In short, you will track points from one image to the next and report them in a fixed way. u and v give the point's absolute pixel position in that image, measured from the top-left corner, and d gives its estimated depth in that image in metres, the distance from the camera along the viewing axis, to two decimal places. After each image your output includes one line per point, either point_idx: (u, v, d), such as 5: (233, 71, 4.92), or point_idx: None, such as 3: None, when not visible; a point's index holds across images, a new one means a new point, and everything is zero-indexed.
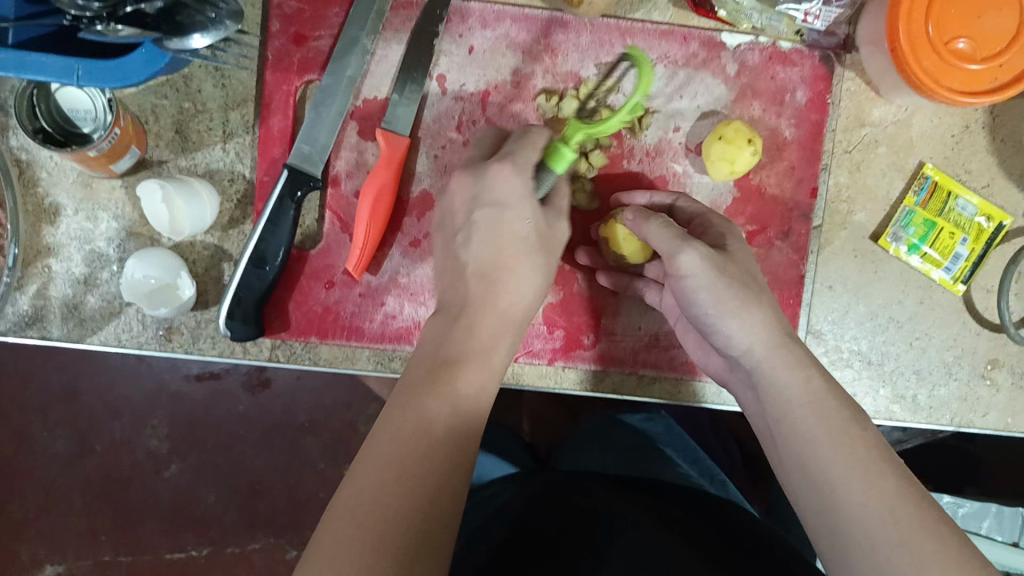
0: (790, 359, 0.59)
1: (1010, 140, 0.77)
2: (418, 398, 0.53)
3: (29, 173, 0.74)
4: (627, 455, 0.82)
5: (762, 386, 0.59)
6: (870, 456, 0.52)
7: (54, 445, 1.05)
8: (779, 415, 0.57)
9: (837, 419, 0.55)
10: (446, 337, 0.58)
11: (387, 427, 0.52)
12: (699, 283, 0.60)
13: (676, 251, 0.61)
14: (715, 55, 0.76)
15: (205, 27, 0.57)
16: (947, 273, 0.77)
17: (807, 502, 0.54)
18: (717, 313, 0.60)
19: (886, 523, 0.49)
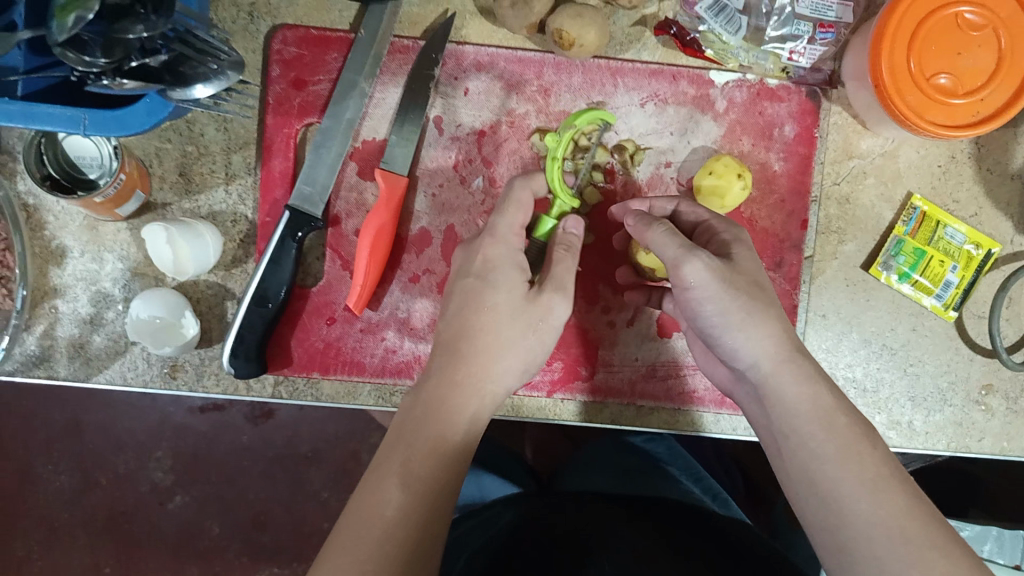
0: (800, 373, 0.58)
1: (996, 170, 0.79)
2: (404, 444, 0.56)
3: (37, 217, 0.76)
4: (628, 474, 0.82)
5: (771, 403, 0.59)
6: (880, 474, 0.53)
7: (59, 480, 1.06)
8: (790, 427, 0.57)
9: (846, 433, 0.55)
10: (440, 373, 0.61)
11: (373, 475, 0.55)
12: (707, 294, 0.59)
13: (682, 261, 0.59)
14: (705, 92, 0.78)
15: (207, 78, 0.59)
16: (938, 300, 0.78)
17: (813, 518, 0.54)
18: (727, 323, 0.59)
19: (896, 541, 0.50)
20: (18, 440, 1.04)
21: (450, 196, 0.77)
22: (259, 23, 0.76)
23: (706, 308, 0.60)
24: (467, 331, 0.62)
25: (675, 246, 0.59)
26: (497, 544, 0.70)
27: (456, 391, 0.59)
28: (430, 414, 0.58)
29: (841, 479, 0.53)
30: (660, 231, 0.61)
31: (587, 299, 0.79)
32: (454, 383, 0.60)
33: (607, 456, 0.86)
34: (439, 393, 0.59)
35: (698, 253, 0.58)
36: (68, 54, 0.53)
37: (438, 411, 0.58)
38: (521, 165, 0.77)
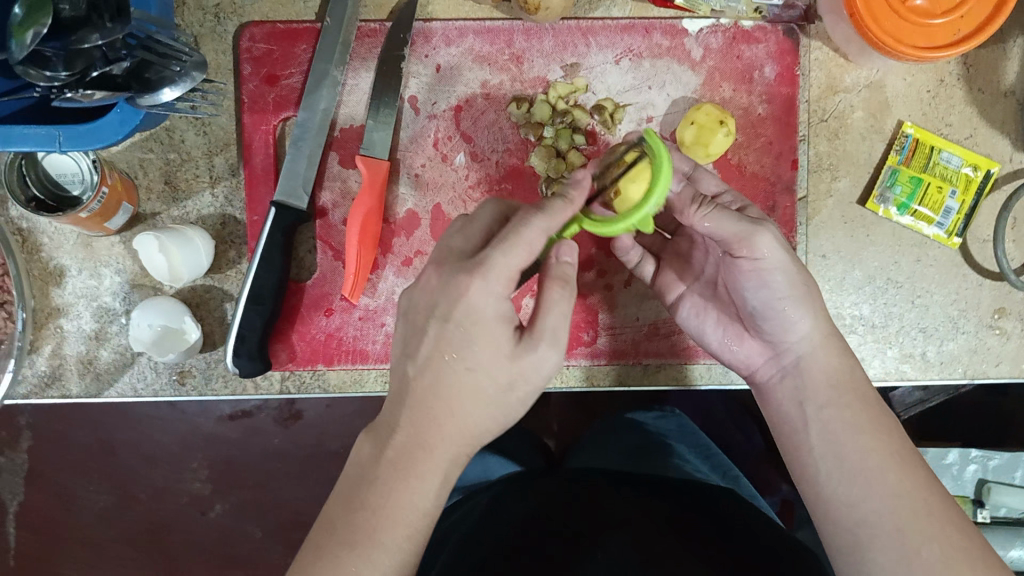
0: (841, 348, 0.61)
1: (988, 88, 0.77)
2: (370, 518, 0.52)
3: (31, 240, 0.77)
4: (636, 452, 0.82)
5: (809, 374, 0.61)
6: (905, 449, 0.57)
7: (97, 500, 1.08)
8: (826, 399, 0.60)
9: (876, 410, 0.59)
10: (409, 433, 0.54)
11: (333, 548, 0.51)
12: (773, 266, 0.59)
13: (756, 234, 0.57)
14: (679, 41, 0.76)
15: (173, 80, 0.59)
16: (941, 228, 0.76)
17: (834, 494, 0.57)
18: (784, 300, 0.60)
19: (916, 517, 0.54)
20: (53, 465, 1.07)
21: (433, 175, 0.77)
22: (226, 23, 0.77)
23: (772, 281, 0.59)
24: (441, 384, 0.54)
25: (742, 222, 0.57)
26: (494, 529, 0.68)
27: (428, 457, 0.53)
28: (399, 483, 0.53)
29: (871, 451, 0.57)
30: (713, 213, 0.58)
31: (582, 265, 0.78)
32: (429, 447, 0.54)
33: (619, 434, 0.86)
34: (409, 457, 0.53)
35: (770, 225, 0.58)
36: (29, 71, 0.54)
37: (406, 479, 0.53)
38: (501, 137, 0.77)
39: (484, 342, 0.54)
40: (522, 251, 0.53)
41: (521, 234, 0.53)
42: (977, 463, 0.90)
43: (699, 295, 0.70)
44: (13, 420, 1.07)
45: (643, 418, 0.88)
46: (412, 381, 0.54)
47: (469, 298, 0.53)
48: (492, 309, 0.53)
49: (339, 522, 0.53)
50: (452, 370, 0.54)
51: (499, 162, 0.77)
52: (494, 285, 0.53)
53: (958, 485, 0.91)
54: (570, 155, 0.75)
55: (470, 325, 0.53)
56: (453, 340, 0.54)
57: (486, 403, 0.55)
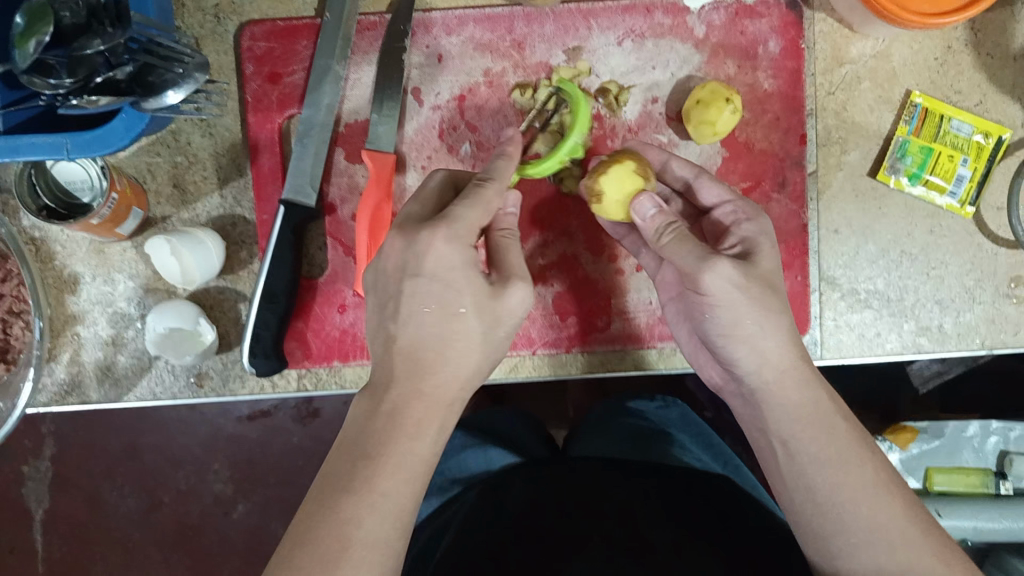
0: (800, 380, 0.60)
1: (997, 53, 0.75)
2: (368, 465, 0.52)
3: (45, 249, 0.78)
4: (635, 439, 0.83)
5: (766, 405, 0.60)
6: (880, 479, 0.57)
7: (125, 504, 1.09)
8: (790, 433, 0.59)
9: (845, 442, 0.58)
10: (405, 387, 0.55)
11: (332, 497, 0.51)
12: (720, 303, 0.59)
13: (703, 269, 0.58)
14: (681, 20, 0.76)
15: (176, 82, 0.59)
16: (953, 197, 0.75)
17: (806, 524, 0.57)
18: (729, 335, 0.60)
19: (893, 548, 0.55)
20: (81, 471, 1.09)
21: (440, 167, 0.77)
22: (226, 24, 0.77)
23: (716, 316, 0.60)
24: (422, 336, 0.56)
25: (692, 256, 0.59)
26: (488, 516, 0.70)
27: (423, 403, 0.55)
28: (398, 433, 0.53)
29: (840, 485, 0.56)
30: (671, 242, 0.61)
31: (591, 249, 0.78)
32: (423, 392, 0.55)
33: (619, 421, 0.87)
34: (405, 409, 0.54)
35: (719, 262, 0.58)
36: (34, 81, 0.54)
37: (402, 425, 0.54)
38: (506, 124, 0.77)
39: (465, 290, 0.56)
40: (483, 209, 0.58)
41: (480, 192, 0.59)
42: (998, 434, 0.88)
43: (680, 307, 0.70)
44: (37, 429, 1.08)
45: (646, 407, 0.88)
46: (395, 337, 0.56)
47: (435, 250, 0.56)
48: (462, 257, 0.56)
49: (339, 472, 0.52)
50: (428, 319, 0.56)
51: None
52: (460, 235, 0.56)
53: (980, 457, 0.89)
54: None
55: (440, 275, 0.56)
56: (427, 292, 0.56)
57: (475, 345, 0.57)
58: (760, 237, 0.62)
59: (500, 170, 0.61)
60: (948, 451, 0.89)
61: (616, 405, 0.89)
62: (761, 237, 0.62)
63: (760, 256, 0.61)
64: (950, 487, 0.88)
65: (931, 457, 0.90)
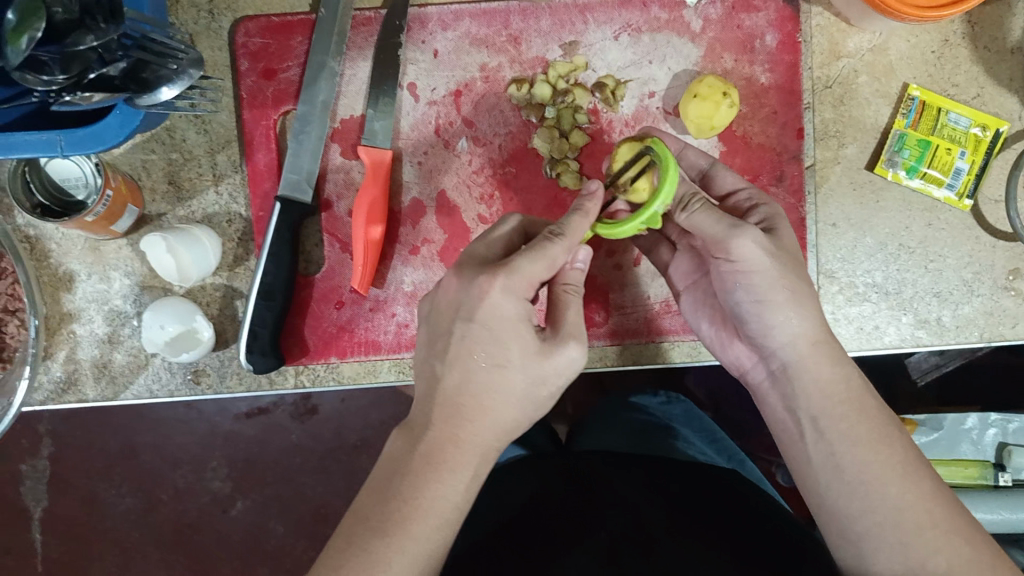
0: (832, 357, 0.60)
1: (994, 46, 0.75)
2: (400, 507, 0.52)
3: (39, 247, 0.77)
4: (639, 433, 0.83)
5: (798, 381, 0.60)
6: (908, 460, 0.56)
7: (123, 503, 1.09)
8: (819, 409, 0.59)
9: (875, 420, 0.58)
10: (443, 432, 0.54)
11: (365, 535, 0.51)
12: (751, 266, 0.59)
13: (732, 237, 0.59)
14: (678, 14, 0.76)
15: (170, 78, 0.59)
16: (951, 190, 0.75)
17: (833, 504, 0.57)
18: (764, 301, 0.60)
19: (921, 530, 0.54)
20: (79, 470, 1.09)
21: (436, 163, 0.77)
22: (221, 20, 0.76)
23: (750, 282, 0.60)
24: (470, 383, 0.55)
25: (721, 223, 0.59)
26: (499, 509, 0.71)
27: (458, 451, 0.54)
28: (430, 476, 0.53)
29: (868, 464, 0.56)
30: (699, 211, 0.60)
31: (589, 244, 0.78)
32: (459, 441, 0.54)
33: (625, 417, 0.87)
34: (439, 453, 0.54)
35: (750, 227, 0.59)
36: (27, 76, 0.54)
37: (437, 471, 0.53)
38: (503, 120, 0.76)
39: (510, 342, 0.55)
40: (546, 264, 0.56)
41: (545, 248, 0.56)
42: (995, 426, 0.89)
43: (701, 290, 0.70)
44: (32, 428, 1.08)
45: (649, 403, 0.89)
46: (440, 380, 0.55)
47: (490, 300, 0.55)
48: (512, 310, 0.55)
49: (371, 512, 0.53)
50: (477, 367, 0.55)
51: (501, 145, 0.76)
52: (516, 289, 0.55)
53: (977, 449, 0.89)
54: (572, 135, 0.74)
55: (493, 324, 0.55)
56: (477, 338, 0.55)
57: (515, 400, 0.56)
58: (778, 217, 0.63)
59: (573, 227, 0.58)
60: (947, 444, 0.90)
61: (618, 402, 0.90)
62: (780, 216, 0.63)
63: (784, 233, 0.61)
64: (950, 479, 0.87)
65: (930, 449, 0.90)
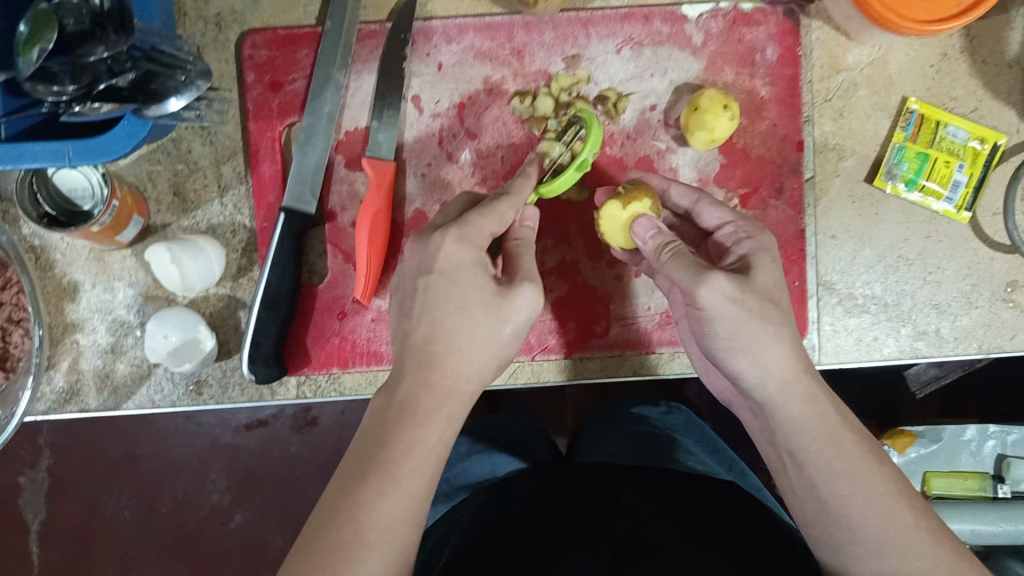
0: (805, 393, 0.59)
1: (992, 60, 0.76)
2: (382, 452, 0.53)
3: (45, 257, 0.78)
4: (640, 444, 0.84)
5: (774, 417, 0.61)
6: (888, 491, 0.57)
7: (122, 515, 1.09)
8: (797, 446, 0.59)
9: (854, 453, 0.58)
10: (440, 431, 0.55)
11: (357, 519, 0.51)
12: (716, 316, 0.59)
13: (695, 288, 0.58)
14: (679, 28, 0.77)
15: (179, 89, 0.60)
16: (950, 202, 0.76)
17: (820, 533, 0.58)
18: (733, 347, 0.60)
19: (907, 557, 0.55)
20: (79, 481, 1.09)
21: (439, 174, 0.77)
22: (227, 32, 0.77)
23: (715, 331, 0.60)
24: (436, 334, 0.57)
25: (686, 272, 0.59)
26: (500, 516, 0.71)
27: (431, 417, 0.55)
28: (408, 421, 0.54)
29: (847, 497, 0.57)
30: (670, 259, 0.61)
31: (591, 255, 0.78)
32: (433, 386, 0.56)
33: (625, 427, 0.88)
34: (415, 400, 0.55)
35: (713, 276, 0.58)
36: (37, 87, 0.55)
37: (415, 418, 0.54)
38: (506, 132, 0.77)
39: (470, 285, 0.58)
40: (496, 218, 0.60)
41: (494, 204, 0.60)
42: (995, 438, 0.89)
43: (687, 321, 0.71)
44: (33, 439, 1.08)
45: (650, 413, 0.90)
46: (409, 335, 0.58)
47: (445, 251, 0.58)
48: (469, 257, 0.58)
49: (355, 461, 0.53)
50: (444, 317, 0.57)
51: (505, 157, 0.77)
52: (471, 236, 0.59)
53: (977, 461, 0.89)
54: None
55: (451, 273, 0.58)
56: (440, 291, 0.58)
57: (486, 347, 0.58)
58: (759, 253, 0.62)
59: (519, 184, 0.63)
60: (946, 456, 0.90)
61: (621, 412, 0.91)
62: (760, 251, 0.62)
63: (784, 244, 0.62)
64: (947, 491, 0.88)
65: (929, 462, 0.90)
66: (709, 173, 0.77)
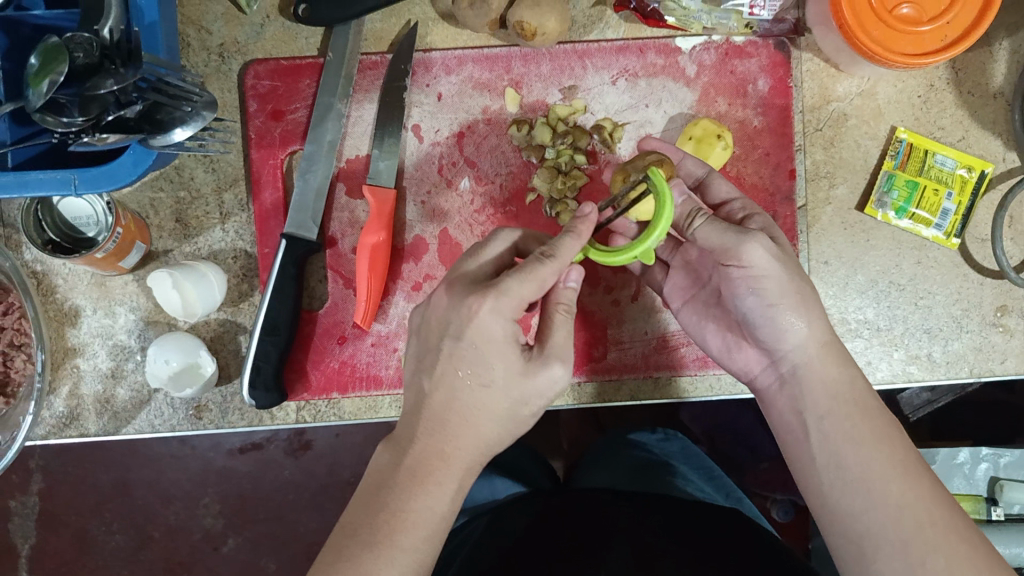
0: (839, 357, 0.62)
1: (977, 91, 0.78)
2: (388, 520, 0.53)
3: (46, 282, 0.78)
4: (639, 470, 0.84)
5: (807, 384, 0.62)
6: (908, 459, 0.57)
7: (114, 541, 1.09)
8: (826, 408, 0.60)
9: (878, 420, 0.59)
10: (430, 446, 0.55)
11: (356, 548, 0.52)
12: (762, 273, 0.61)
13: (743, 242, 0.60)
14: (673, 60, 0.78)
15: (184, 120, 0.61)
16: (939, 229, 0.77)
17: (836, 504, 0.58)
18: (775, 305, 0.61)
19: (920, 527, 0.54)
20: (70, 507, 1.08)
21: (439, 202, 0.79)
22: (231, 62, 0.79)
23: (761, 288, 0.61)
24: (456, 401, 0.56)
25: (730, 232, 0.61)
26: (507, 539, 0.71)
27: (444, 466, 0.55)
28: (417, 490, 0.54)
29: (870, 462, 0.57)
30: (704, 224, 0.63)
31: (588, 281, 0.79)
32: (433, 448, 0.55)
33: (622, 453, 0.88)
34: (427, 467, 0.55)
35: (758, 234, 0.60)
36: (47, 118, 0.57)
37: (423, 485, 0.54)
38: (504, 160, 0.79)
39: (494, 361, 0.56)
40: (536, 284, 0.56)
41: (537, 269, 0.56)
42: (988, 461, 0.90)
43: (701, 303, 0.70)
44: (25, 463, 1.08)
45: (647, 438, 0.91)
46: (426, 398, 0.56)
47: (479, 320, 0.55)
48: (499, 329, 0.56)
49: (360, 528, 0.53)
50: (463, 385, 0.56)
51: (503, 185, 0.79)
52: (505, 310, 0.56)
53: (969, 484, 0.90)
54: (572, 173, 0.77)
55: (481, 344, 0.56)
56: (464, 358, 0.56)
57: (504, 423, 0.58)
58: (772, 227, 0.65)
59: (566, 249, 0.58)
60: (940, 478, 0.91)
61: (618, 438, 0.91)
62: (774, 227, 0.65)
63: None
64: None
65: None
66: None
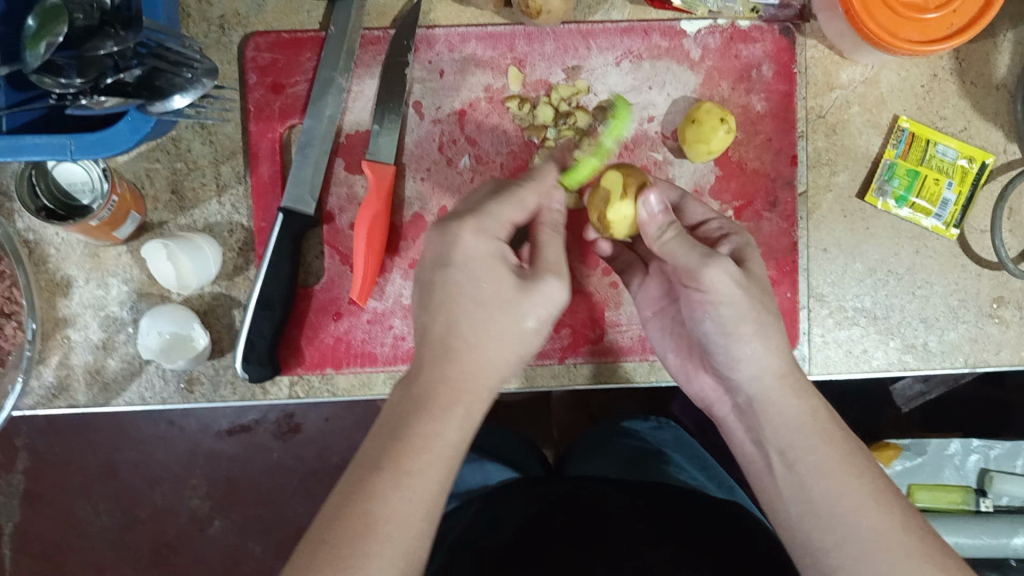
0: (798, 389, 0.61)
1: (980, 83, 0.78)
2: (397, 448, 0.51)
3: (38, 252, 0.77)
4: (629, 460, 0.84)
5: (764, 415, 0.61)
6: (878, 490, 0.56)
7: (100, 521, 1.08)
8: (788, 443, 0.59)
9: (843, 450, 0.57)
10: (430, 379, 0.55)
11: (361, 476, 0.50)
12: (722, 299, 0.60)
13: (702, 268, 0.60)
14: (678, 43, 0.78)
15: (184, 87, 0.60)
16: (938, 219, 0.77)
17: (806, 537, 0.56)
18: (731, 333, 0.61)
19: (897, 559, 0.52)
20: (56, 487, 1.07)
21: (438, 179, 0.78)
22: (231, 33, 0.78)
23: (718, 314, 0.61)
24: (454, 326, 0.57)
25: (694, 253, 0.60)
26: (498, 529, 0.70)
27: (449, 395, 0.54)
28: (421, 416, 0.53)
29: (840, 494, 0.55)
30: (673, 239, 0.62)
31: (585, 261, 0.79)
32: (441, 388, 0.54)
33: (616, 442, 0.88)
34: (431, 397, 0.54)
35: (721, 259, 0.60)
36: (45, 80, 0.56)
37: (429, 412, 0.53)
38: (504, 139, 0.78)
39: (488, 280, 0.58)
40: (517, 206, 0.61)
41: (516, 190, 0.61)
42: (978, 452, 0.90)
43: (668, 318, 0.72)
44: (11, 441, 1.06)
45: (642, 428, 0.90)
46: (426, 330, 0.58)
47: (461, 240, 0.58)
48: (486, 249, 0.58)
49: (370, 456, 0.51)
50: (462, 315, 0.57)
51: (503, 164, 0.78)
52: (487, 229, 0.59)
53: (960, 475, 0.91)
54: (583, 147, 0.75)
55: (471, 267, 0.58)
56: (457, 285, 0.57)
57: (504, 344, 0.58)
58: (746, 247, 0.65)
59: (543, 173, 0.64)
60: (930, 470, 0.91)
61: (610, 427, 0.91)
62: (748, 247, 0.64)
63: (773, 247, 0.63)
64: (932, 504, 0.89)
65: (915, 475, 0.91)
66: (704, 185, 0.78)
